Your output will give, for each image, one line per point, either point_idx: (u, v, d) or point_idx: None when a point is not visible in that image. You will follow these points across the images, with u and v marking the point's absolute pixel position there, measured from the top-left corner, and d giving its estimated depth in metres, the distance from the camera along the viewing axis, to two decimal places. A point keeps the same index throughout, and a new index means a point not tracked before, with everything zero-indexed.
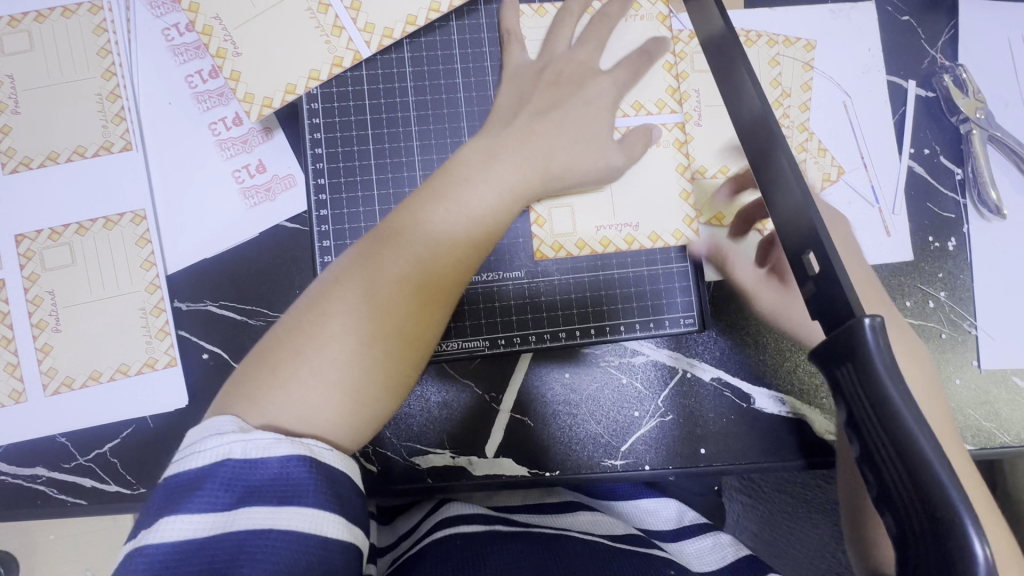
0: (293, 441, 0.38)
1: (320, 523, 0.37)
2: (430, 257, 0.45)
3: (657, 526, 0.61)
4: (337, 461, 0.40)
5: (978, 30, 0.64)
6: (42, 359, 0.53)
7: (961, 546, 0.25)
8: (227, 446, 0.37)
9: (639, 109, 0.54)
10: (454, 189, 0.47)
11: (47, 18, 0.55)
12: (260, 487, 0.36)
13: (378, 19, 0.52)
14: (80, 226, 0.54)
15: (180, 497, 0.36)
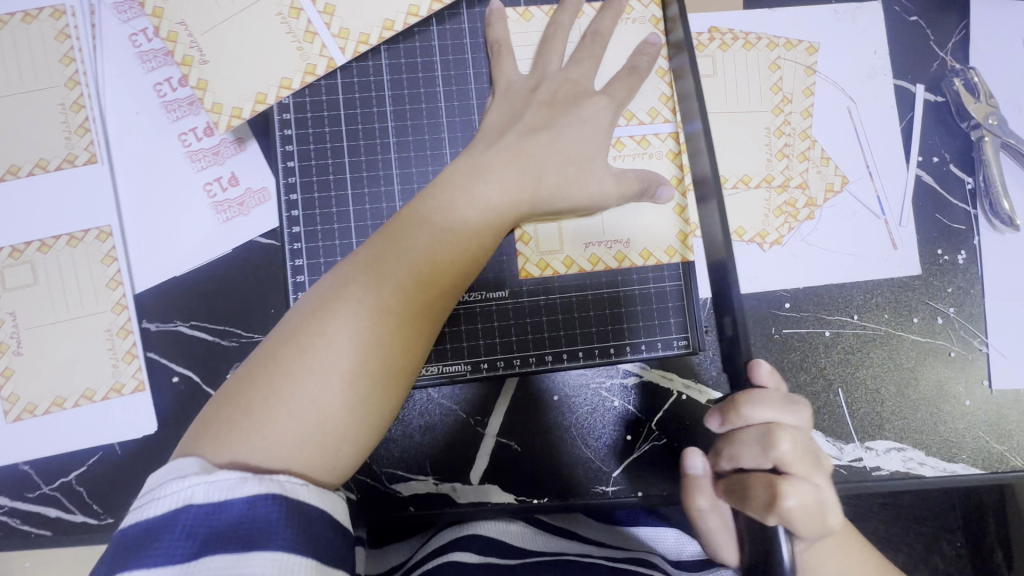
0: (260, 479, 0.36)
1: (290, 565, 0.34)
2: (411, 280, 0.42)
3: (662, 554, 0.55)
4: (311, 495, 0.37)
5: (990, 31, 0.60)
6: (3, 384, 0.50)
7: None
8: (188, 490, 0.35)
9: (631, 118, 0.52)
10: (434, 208, 0.45)
11: (6, 24, 0.52)
12: (224, 532, 0.34)
13: (354, 24, 0.49)
14: (42, 243, 0.51)
15: (140, 547, 0.33)
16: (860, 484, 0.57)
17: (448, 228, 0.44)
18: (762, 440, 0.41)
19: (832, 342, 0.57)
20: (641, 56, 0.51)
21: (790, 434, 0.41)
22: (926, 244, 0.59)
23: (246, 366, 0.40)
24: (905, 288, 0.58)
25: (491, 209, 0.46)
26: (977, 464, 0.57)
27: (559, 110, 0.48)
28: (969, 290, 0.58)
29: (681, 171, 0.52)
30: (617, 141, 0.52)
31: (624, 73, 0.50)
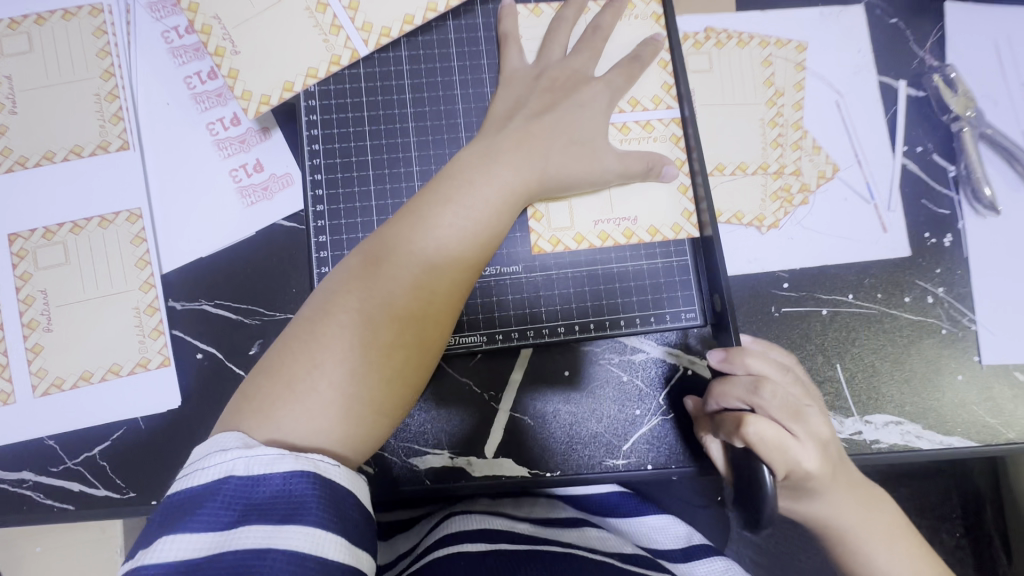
0: (297, 457, 0.37)
1: (321, 542, 0.35)
2: (423, 265, 0.45)
3: (667, 545, 0.62)
4: (342, 478, 0.38)
5: (966, 31, 0.65)
6: (33, 360, 0.52)
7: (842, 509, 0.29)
8: (230, 463, 0.37)
9: (634, 104, 0.55)
10: (457, 185, 0.48)
11: (47, 20, 0.55)
12: (261, 506, 0.35)
13: (376, 18, 0.52)
14: (74, 224, 0.53)
15: (184, 515, 0.35)
16: (862, 457, 0.59)
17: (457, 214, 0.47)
18: (750, 383, 0.47)
19: (829, 320, 0.60)
20: (644, 48, 0.54)
21: (773, 385, 0.47)
22: (914, 228, 0.62)
23: (288, 332, 0.44)
24: (897, 269, 0.61)
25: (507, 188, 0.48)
26: (971, 438, 0.59)
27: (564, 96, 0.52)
28: (956, 271, 0.61)
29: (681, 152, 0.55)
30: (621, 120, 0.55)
31: (626, 66, 0.54)
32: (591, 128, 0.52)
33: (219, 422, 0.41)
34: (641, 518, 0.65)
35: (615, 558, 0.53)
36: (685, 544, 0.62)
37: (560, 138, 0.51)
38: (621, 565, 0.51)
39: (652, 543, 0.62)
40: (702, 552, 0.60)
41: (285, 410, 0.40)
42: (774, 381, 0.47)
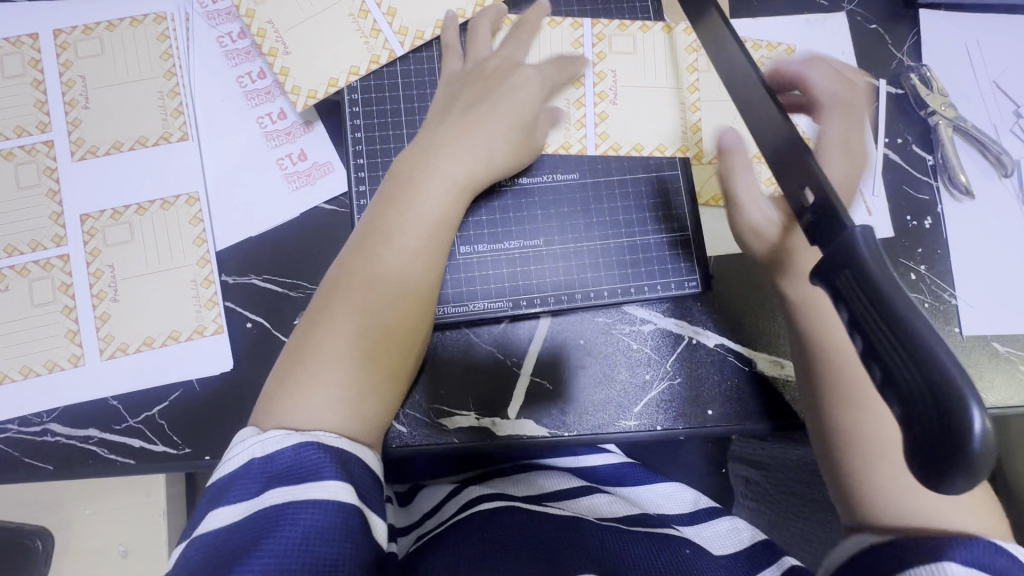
0: (302, 433, 0.43)
1: (333, 491, 0.40)
2: (389, 274, 0.50)
3: (673, 511, 0.66)
4: (345, 445, 0.44)
5: (940, 35, 0.72)
6: (100, 327, 0.57)
7: (964, 415, 0.29)
8: (250, 450, 0.42)
9: (598, 95, 0.62)
10: (442, 190, 0.53)
11: (117, 27, 0.62)
12: (281, 473, 0.41)
13: (411, 23, 0.59)
14: (139, 206, 0.59)
15: (218, 497, 0.41)
16: None
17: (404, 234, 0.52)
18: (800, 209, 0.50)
19: None
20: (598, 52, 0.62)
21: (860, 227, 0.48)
22: (896, 212, 0.68)
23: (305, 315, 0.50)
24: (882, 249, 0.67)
25: None
26: None
27: (497, 84, 0.58)
28: (936, 250, 0.67)
29: (644, 140, 0.62)
30: (578, 103, 0.62)
31: None
32: None
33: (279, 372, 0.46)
34: (649, 486, 0.70)
35: (619, 523, 0.59)
36: (692, 508, 0.66)
37: None
38: (626, 528, 0.58)
39: (658, 510, 0.66)
40: (708, 514, 0.64)
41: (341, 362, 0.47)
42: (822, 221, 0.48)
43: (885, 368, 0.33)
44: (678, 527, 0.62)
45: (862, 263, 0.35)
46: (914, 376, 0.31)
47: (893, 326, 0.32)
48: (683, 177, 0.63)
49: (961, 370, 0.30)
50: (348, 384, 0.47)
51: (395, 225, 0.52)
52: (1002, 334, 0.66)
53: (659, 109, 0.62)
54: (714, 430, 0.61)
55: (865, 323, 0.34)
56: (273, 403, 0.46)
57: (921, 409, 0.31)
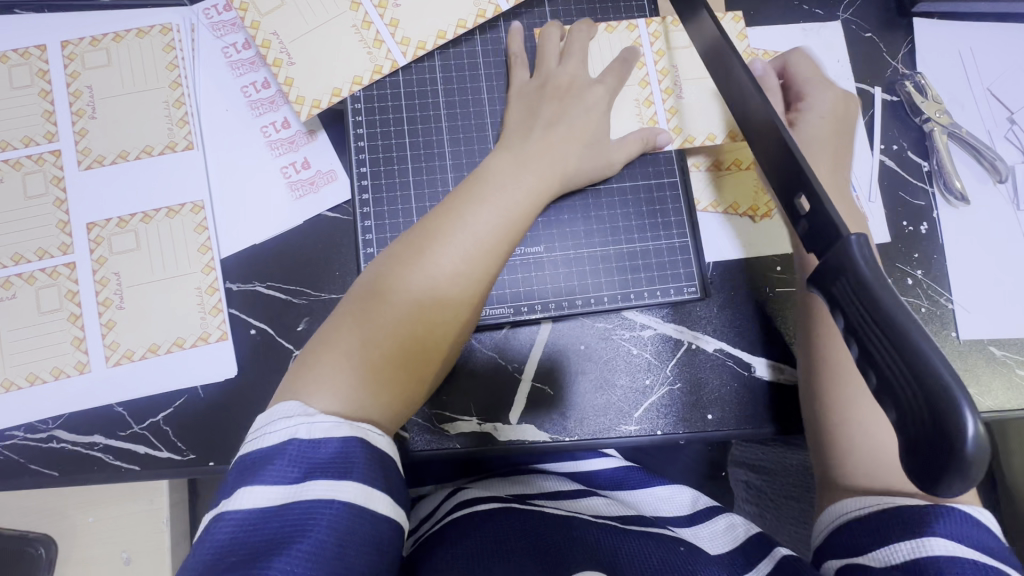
0: (350, 425, 0.43)
1: (371, 496, 0.41)
2: (464, 265, 0.51)
3: (671, 513, 0.66)
4: (386, 446, 0.44)
5: (934, 44, 0.73)
6: (106, 334, 0.58)
7: (959, 421, 0.30)
8: (293, 428, 0.42)
9: (666, 92, 0.63)
10: (466, 208, 0.53)
11: (124, 38, 0.63)
12: (322, 464, 0.40)
13: (413, 34, 0.60)
14: (145, 215, 0.60)
15: (255, 472, 0.40)
16: None
17: (443, 262, 0.50)
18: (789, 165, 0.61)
19: None
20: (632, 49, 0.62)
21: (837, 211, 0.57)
22: (892, 217, 0.69)
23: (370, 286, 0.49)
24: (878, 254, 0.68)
25: (528, 184, 0.55)
26: None
27: (571, 103, 0.59)
28: (932, 255, 0.68)
29: (716, 130, 0.62)
30: (647, 102, 0.63)
31: (618, 65, 0.62)
32: (598, 131, 0.60)
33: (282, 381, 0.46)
34: (647, 490, 0.70)
35: (614, 522, 0.60)
36: (690, 510, 0.66)
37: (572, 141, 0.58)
38: (625, 528, 0.58)
39: (655, 511, 0.67)
40: (706, 514, 0.64)
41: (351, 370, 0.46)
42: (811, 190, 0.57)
43: (881, 375, 0.34)
44: (675, 528, 0.63)
45: (857, 270, 0.36)
46: (909, 382, 0.32)
47: (887, 334, 0.33)
48: (682, 185, 0.63)
49: (952, 375, 0.31)
50: (367, 388, 0.46)
51: (468, 216, 0.52)
52: (998, 338, 0.66)
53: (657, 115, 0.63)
54: (713, 435, 0.62)
55: (861, 330, 0.35)
56: (304, 380, 0.46)
57: (916, 414, 0.31)
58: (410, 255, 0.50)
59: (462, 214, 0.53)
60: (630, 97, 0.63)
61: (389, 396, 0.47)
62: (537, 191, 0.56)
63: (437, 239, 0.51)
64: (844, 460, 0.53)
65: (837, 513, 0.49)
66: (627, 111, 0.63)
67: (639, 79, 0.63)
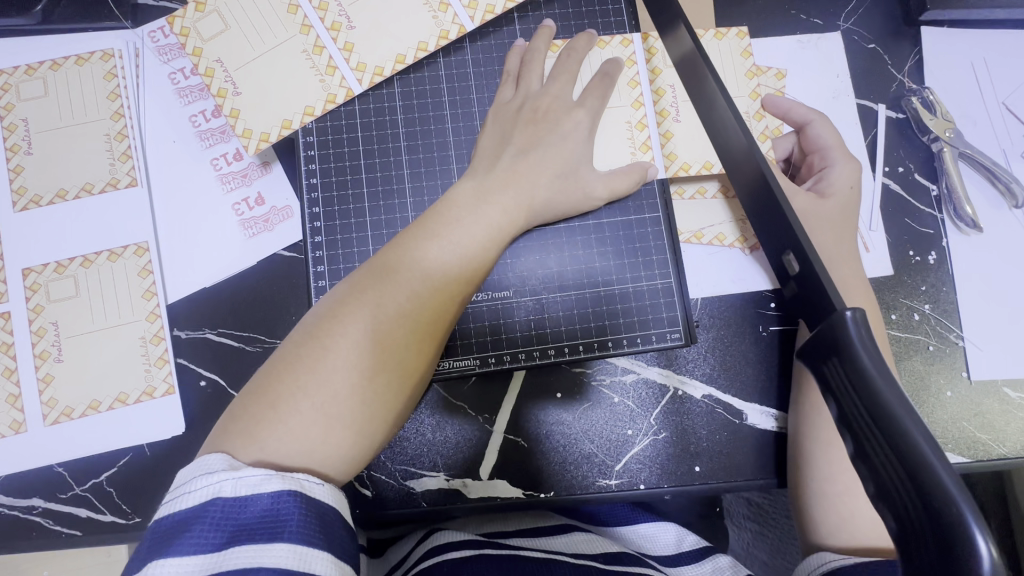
0: (284, 476, 0.35)
1: (309, 559, 0.33)
2: (448, 266, 0.47)
3: (656, 552, 0.59)
4: (328, 495, 0.37)
5: (944, 56, 0.67)
6: (44, 390, 0.54)
7: (968, 544, 0.25)
8: (216, 484, 0.34)
9: (660, 114, 0.58)
10: (417, 244, 0.47)
11: (61, 66, 0.58)
12: (250, 526, 0.33)
13: (370, 59, 0.55)
14: (85, 258, 0.56)
15: (168, 541, 0.33)
16: None
17: (388, 302, 0.44)
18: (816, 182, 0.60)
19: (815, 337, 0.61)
20: (613, 70, 0.57)
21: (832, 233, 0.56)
22: (897, 246, 0.63)
23: (348, 288, 0.45)
24: (883, 286, 0.62)
25: (493, 225, 0.50)
26: (962, 453, 0.60)
27: (547, 128, 0.54)
28: (941, 288, 0.63)
29: (712, 157, 0.57)
30: (640, 125, 0.57)
31: (598, 82, 0.56)
32: (576, 161, 0.54)
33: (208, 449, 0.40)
34: (631, 527, 0.63)
35: (595, 560, 0.51)
36: (675, 549, 0.58)
37: (548, 175, 0.53)
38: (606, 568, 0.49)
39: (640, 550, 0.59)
40: (692, 556, 0.56)
41: (287, 427, 0.38)
42: (814, 223, 0.56)
43: (878, 479, 0.29)
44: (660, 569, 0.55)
45: (853, 351, 0.31)
46: (909, 493, 0.27)
47: (887, 434, 0.28)
48: (665, 220, 0.58)
49: (962, 490, 0.26)
50: (306, 446, 0.38)
51: (421, 247, 0.47)
52: (1013, 379, 0.61)
53: (639, 142, 0.57)
54: (701, 491, 0.57)
55: (855, 423, 0.30)
56: (236, 430, 0.39)
57: (919, 534, 0.27)
58: (396, 249, 0.47)
59: (415, 251, 0.47)
60: (620, 119, 0.57)
61: (327, 460, 0.39)
62: (504, 231, 0.51)
63: (421, 232, 0.48)
64: (840, 528, 0.48)
65: (814, 563, 0.46)
66: (617, 135, 0.57)
67: (630, 99, 0.58)
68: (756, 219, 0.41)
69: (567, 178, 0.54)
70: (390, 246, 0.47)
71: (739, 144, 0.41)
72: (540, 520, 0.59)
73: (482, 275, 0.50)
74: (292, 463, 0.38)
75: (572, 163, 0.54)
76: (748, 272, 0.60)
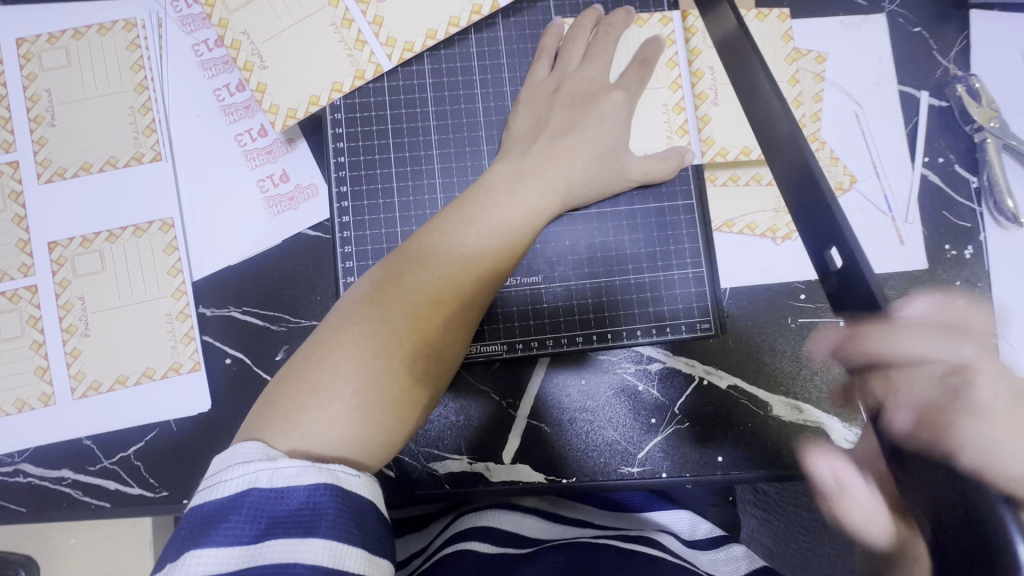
0: (320, 469, 0.35)
1: (343, 555, 0.33)
2: (485, 250, 0.46)
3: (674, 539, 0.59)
4: (364, 488, 0.36)
5: (992, 42, 0.64)
6: (71, 363, 0.54)
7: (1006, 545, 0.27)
8: (253, 475, 0.34)
9: (698, 97, 0.56)
10: (450, 227, 0.46)
11: (83, 35, 0.57)
12: (285, 518, 0.33)
13: (400, 34, 0.54)
14: (110, 233, 0.56)
15: (206, 529, 0.33)
16: None
17: (422, 288, 0.43)
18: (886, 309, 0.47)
19: None
20: (648, 50, 0.55)
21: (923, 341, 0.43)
22: (933, 239, 0.62)
23: (384, 271, 0.44)
24: (916, 280, 0.61)
25: (529, 209, 0.49)
26: None
27: (584, 111, 0.53)
28: (976, 283, 0.61)
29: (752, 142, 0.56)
30: (677, 108, 0.56)
31: (635, 65, 0.55)
32: (612, 144, 0.53)
33: (242, 433, 0.40)
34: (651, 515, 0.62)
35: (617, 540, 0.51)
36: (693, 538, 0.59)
37: (584, 158, 0.52)
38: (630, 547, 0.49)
39: None
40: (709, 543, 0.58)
41: (325, 411, 0.38)
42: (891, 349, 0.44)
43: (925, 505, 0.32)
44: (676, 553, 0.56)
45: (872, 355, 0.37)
46: (957, 510, 0.30)
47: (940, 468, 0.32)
48: (698, 207, 0.57)
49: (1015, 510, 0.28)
50: (344, 429, 0.38)
51: (456, 228, 0.46)
52: None
53: (675, 125, 0.55)
54: (723, 481, 0.57)
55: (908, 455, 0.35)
56: (274, 414, 0.39)
57: (962, 540, 0.29)
58: (432, 232, 0.46)
59: (450, 234, 0.46)
60: (657, 101, 0.56)
61: (360, 448, 0.39)
62: (540, 216, 0.49)
63: (457, 215, 0.47)
64: None
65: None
66: (653, 118, 0.55)
67: (669, 80, 0.56)
68: (795, 208, 0.41)
69: (602, 161, 0.52)
70: (423, 231, 0.47)
71: (782, 132, 0.40)
72: (562, 509, 0.59)
73: (517, 260, 0.48)
74: (329, 449, 0.38)
75: (609, 146, 0.53)
76: (781, 262, 0.58)
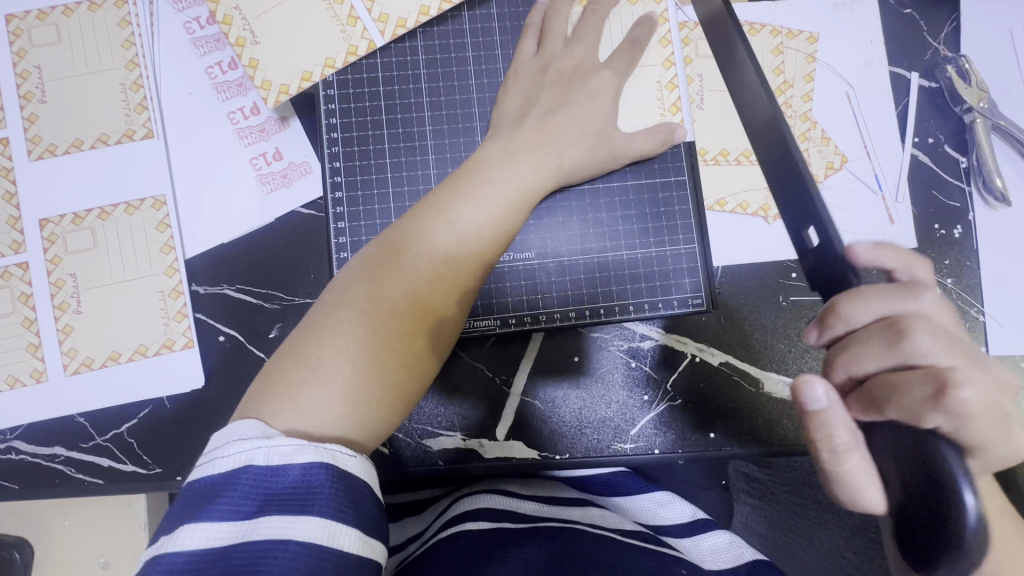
0: (316, 448, 0.35)
1: (337, 534, 0.33)
2: (477, 224, 0.46)
3: (667, 521, 0.58)
4: (360, 469, 0.36)
5: (981, 24, 0.65)
6: (64, 340, 0.54)
7: (958, 498, 0.32)
8: (249, 453, 0.35)
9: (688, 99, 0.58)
10: (441, 201, 0.46)
11: (73, 12, 0.57)
12: (280, 496, 0.34)
13: (393, 9, 0.54)
14: (102, 211, 0.56)
15: (201, 504, 0.33)
16: None
17: (414, 261, 0.43)
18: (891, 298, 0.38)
19: None
20: (641, 28, 0.55)
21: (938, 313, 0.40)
22: (923, 219, 0.62)
23: (376, 246, 0.44)
24: None
25: (522, 184, 0.49)
26: None
27: (574, 88, 0.53)
28: (964, 262, 0.62)
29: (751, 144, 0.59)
30: (670, 85, 0.56)
31: (625, 44, 0.55)
32: (603, 122, 0.53)
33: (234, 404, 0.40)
34: (646, 495, 0.62)
35: (611, 532, 0.50)
36: (691, 519, 0.58)
37: (575, 133, 0.52)
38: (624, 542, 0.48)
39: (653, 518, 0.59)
40: (708, 526, 0.56)
41: (317, 379, 0.38)
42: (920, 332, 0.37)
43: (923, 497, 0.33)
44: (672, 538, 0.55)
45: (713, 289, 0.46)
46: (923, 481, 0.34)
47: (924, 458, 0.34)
48: (690, 184, 0.57)
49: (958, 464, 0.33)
50: (336, 397, 0.38)
51: (448, 202, 0.46)
52: None
53: (665, 103, 0.56)
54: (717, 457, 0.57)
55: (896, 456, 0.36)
56: (266, 385, 0.39)
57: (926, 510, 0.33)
58: (426, 209, 0.46)
59: (442, 208, 0.46)
60: (650, 78, 0.56)
61: (352, 417, 0.39)
62: (532, 190, 0.50)
63: (449, 189, 0.47)
64: None
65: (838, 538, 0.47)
66: (645, 95, 0.56)
67: (662, 59, 0.56)
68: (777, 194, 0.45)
69: (593, 137, 0.53)
70: (418, 209, 0.46)
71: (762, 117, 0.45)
72: (557, 493, 0.59)
73: (510, 237, 0.48)
74: (321, 417, 0.38)
75: (600, 123, 0.53)
76: (771, 239, 0.58)
